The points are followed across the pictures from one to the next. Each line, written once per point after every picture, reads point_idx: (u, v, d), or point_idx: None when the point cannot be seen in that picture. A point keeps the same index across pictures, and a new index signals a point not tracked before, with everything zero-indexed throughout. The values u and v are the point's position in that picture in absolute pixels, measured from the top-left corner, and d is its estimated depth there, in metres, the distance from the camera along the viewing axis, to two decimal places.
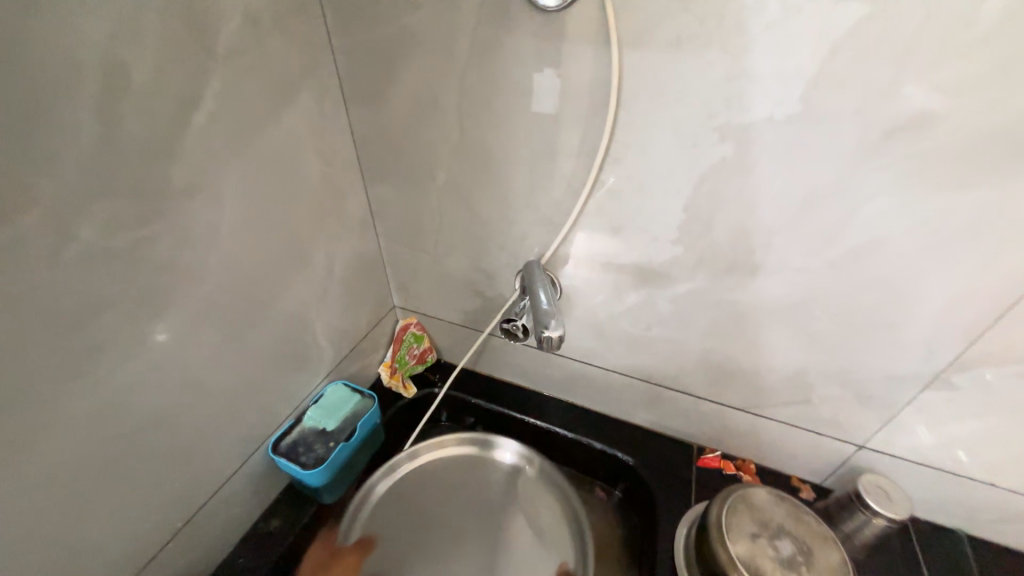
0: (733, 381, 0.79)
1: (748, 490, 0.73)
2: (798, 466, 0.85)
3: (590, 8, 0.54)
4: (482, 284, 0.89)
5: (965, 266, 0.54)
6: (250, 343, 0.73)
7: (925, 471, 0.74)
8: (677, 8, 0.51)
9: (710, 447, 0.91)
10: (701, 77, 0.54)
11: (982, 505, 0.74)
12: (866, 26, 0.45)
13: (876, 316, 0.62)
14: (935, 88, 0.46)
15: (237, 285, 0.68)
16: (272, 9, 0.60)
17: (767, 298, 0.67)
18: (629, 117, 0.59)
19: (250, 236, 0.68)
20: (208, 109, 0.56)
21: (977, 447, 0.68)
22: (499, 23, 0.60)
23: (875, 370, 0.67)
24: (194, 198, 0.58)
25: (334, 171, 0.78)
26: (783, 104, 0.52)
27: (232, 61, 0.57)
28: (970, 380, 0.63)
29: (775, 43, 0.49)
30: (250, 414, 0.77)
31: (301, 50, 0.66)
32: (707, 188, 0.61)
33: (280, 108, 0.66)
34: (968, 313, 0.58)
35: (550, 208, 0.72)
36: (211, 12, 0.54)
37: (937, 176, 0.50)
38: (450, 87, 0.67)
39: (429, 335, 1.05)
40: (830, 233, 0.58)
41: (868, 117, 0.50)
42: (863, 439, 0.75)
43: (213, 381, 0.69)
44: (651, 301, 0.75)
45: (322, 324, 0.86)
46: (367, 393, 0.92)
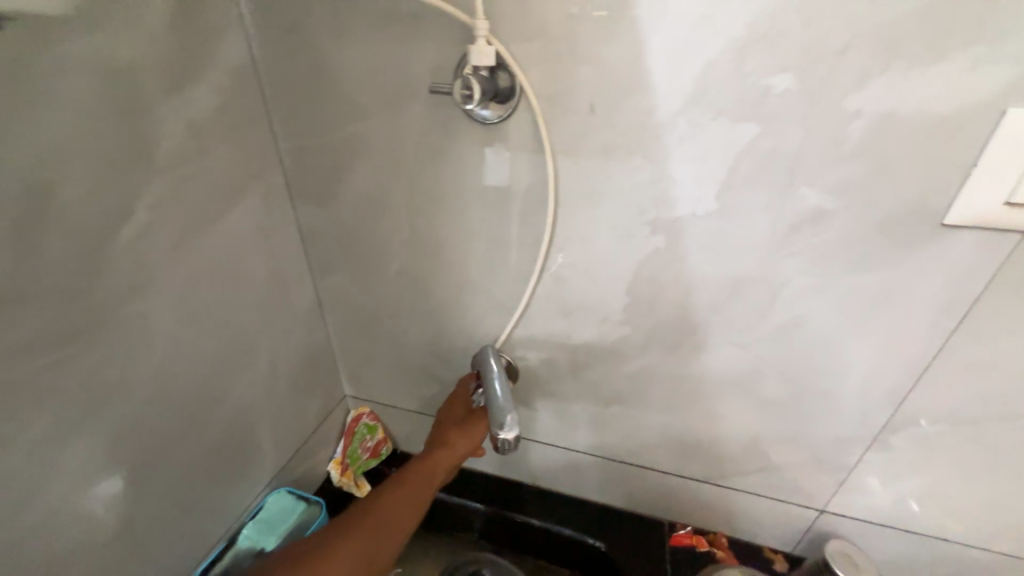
0: (695, 454, 0.79)
1: (722, 572, 0.71)
2: (768, 536, 0.83)
3: (524, 121, 0.60)
4: (438, 370, 0.86)
5: (877, 336, 0.60)
6: (180, 460, 0.66)
7: (885, 530, 0.75)
8: (601, 123, 0.57)
9: (681, 523, 0.87)
10: (629, 179, 0.59)
11: (942, 560, 0.75)
12: (761, 140, 0.53)
13: (814, 383, 0.66)
14: (824, 189, 0.53)
15: (167, 398, 0.62)
16: (216, 121, 0.61)
17: (714, 371, 0.70)
18: (568, 213, 0.64)
19: (184, 343, 0.63)
20: (142, 221, 0.55)
21: (924, 503, 0.71)
22: (443, 132, 0.64)
23: (822, 435, 0.70)
24: (121, 311, 0.54)
25: (281, 266, 0.77)
26: (702, 201, 0.58)
27: (172, 172, 0.57)
28: (905, 439, 0.67)
29: (688, 152, 0.55)
30: (175, 543, 0.67)
31: (247, 155, 0.67)
32: (646, 273, 0.65)
33: (224, 211, 0.65)
34: (890, 377, 0.62)
35: (502, 294, 0.73)
36: (151, 129, 0.54)
37: (841, 260, 0.57)
38: (398, 186, 0.70)
39: (384, 425, 0.99)
40: (760, 310, 0.63)
41: (775, 212, 0.56)
42: (823, 503, 0.76)
43: (130, 511, 0.60)
44: (607, 379, 0.76)
45: (265, 426, 0.80)
46: (315, 499, 0.83)
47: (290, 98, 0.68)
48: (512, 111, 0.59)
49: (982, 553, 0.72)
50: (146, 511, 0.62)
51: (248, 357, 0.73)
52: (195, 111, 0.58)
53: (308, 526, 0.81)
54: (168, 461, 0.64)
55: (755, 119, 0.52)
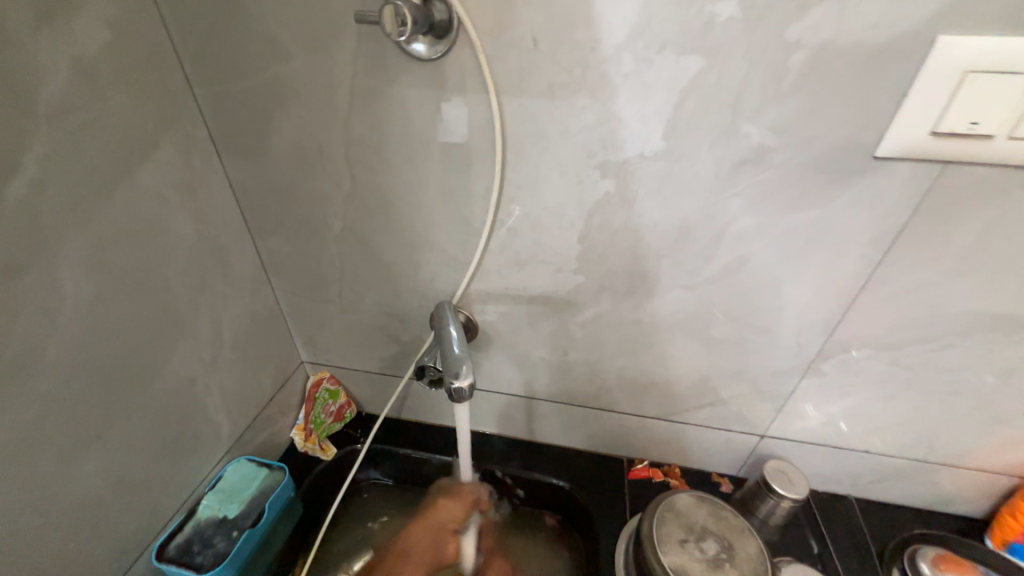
0: (649, 394, 0.83)
1: (673, 497, 0.76)
2: (716, 463, 0.90)
3: (464, 57, 0.56)
4: (396, 329, 0.85)
5: (813, 271, 0.63)
6: (120, 436, 0.62)
7: (817, 449, 0.83)
8: (544, 60, 0.54)
9: (638, 458, 0.93)
10: (576, 121, 0.57)
11: (865, 470, 0.84)
12: (705, 75, 0.52)
13: (756, 320, 0.70)
14: (765, 127, 0.54)
15: (95, 372, 0.58)
16: (110, 60, 0.54)
17: (665, 314, 0.72)
18: (517, 159, 0.61)
19: (107, 314, 0.58)
20: (31, 177, 0.48)
21: (850, 421, 0.78)
22: (377, 72, 0.59)
23: (762, 368, 0.75)
24: (20, 280, 0.49)
25: (213, 228, 0.71)
26: (648, 143, 0.57)
27: (63, 120, 0.50)
28: (836, 365, 0.72)
29: (634, 89, 0.54)
30: (127, 518, 0.66)
31: (156, 102, 0.60)
32: (597, 220, 0.64)
33: (135, 166, 0.59)
34: (823, 309, 0.67)
35: (454, 248, 0.72)
36: (26, 69, 0.47)
37: (780, 199, 0.58)
38: (335, 135, 0.65)
39: (346, 389, 0.97)
40: (707, 252, 0.64)
41: (719, 152, 0.56)
42: (763, 429, 0.83)
43: (69, 490, 0.57)
44: (565, 328, 0.77)
45: (215, 397, 0.77)
46: (276, 465, 0.82)
47: (200, 36, 0.60)
48: (450, 46, 0.55)
49: (898, 460, 0.82)
50: (87, 489, 0.60)
51: (186, 326, 0.69)
52: (81, 48, 0.51)
53: (272, 491, 0.79)
54: (105, 437, 0.61)
55: (699, 52, 0.51)
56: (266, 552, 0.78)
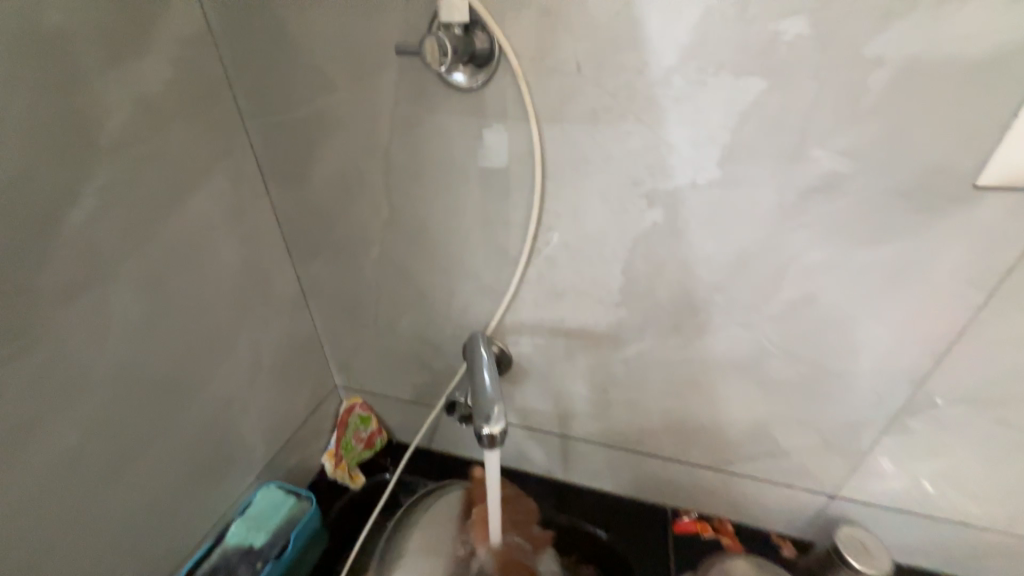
0: (699, 440, 0.75)
1: (727, 562, 0.67)
2: (777, 521, 0.80)
3: (505, 85, 0.54)
4: (429, 358, 0.83)
5: (896, 312, 0.55)
6: (157, 458, 0.63)
7: (900, 516, 0.72)
8: (589, 85, 0.51)
9: (685, 510, 0.84)
10: (621, 147, 0.54)
11: (961, 545, 0.72)
12: (767, 96, 0.47)
13: (826, 365, 0.62)
14: (838, 151, 0.48)
15: (138, 394, 0.59)
16: (170, 96, 0.57)
17: (718, 354, 0.65)
18: (557, 186, 0.59)
19: (153, 337, 0.60)
20: (90, 206, 0.51)
21: (943, 487, 0.67)
22: (418, 101, 0.58)
23: (832, 419, 0.66)
24: (73, 304, 0.51)
25: (257, 253, 0.73)
26: (701, 169, 0.52)
27: (122, 153, 0.53)
28: (924, 421, 0.62)
29: (686, 114, 0.50)
30: (158, 543, 0.65)
31: (210, 134, 0.63)
32: (643, 250, 0.60)
33: (186, 194, 0.61)
34: (909, 356, 0.58)
35: (490, 277, 0.69)
36: (93, 106, 0.50)
37: (856, 231, 0.52)
38: (375, 163, 0.65)
39: (378, 415, 0.96)
40: (767, 288, 0.58)
41: (784, 179, 0.51)
42: (833, 488, 0.73)
43: (105, 511, 0.58)
44: (605, 364, 0.72)
45: (250, 420, 0.77)
46: (305, 494, 0.81)
47: (253, 71, 0.63)
48: (490, 74, 0.54)
49: (1005, 537, 0.69)
50: (121, 511, 0.60)
51: (226, 350, 0.70)
52: (144, 85, 0.54)
53: (298, 521, 0.78)
54: (143, 460, 0.61)
55: (760, 73, 0.46)
56: None
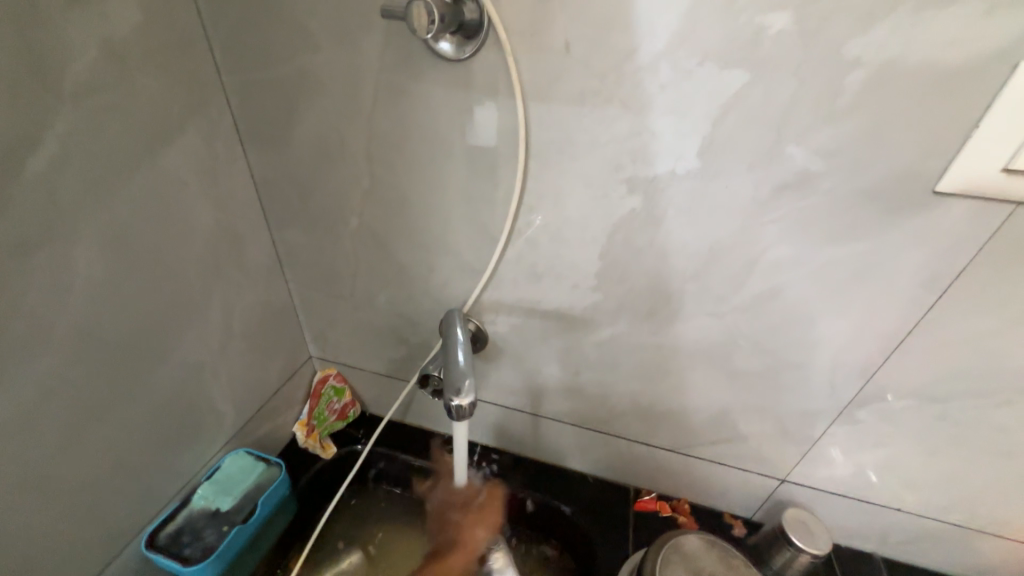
0: (663, 423, 0.78)
1: (681, 537, 0.71)
2: (730, 502, 0.84)
3: (493, 59, 0.54)
4: (405, 332, 0.83)
5: (853, 309, 0.58)
6: (122, 419, 0.62)
7: (843, 500, 0.77)
8: (577, 66, 0.51)
9: (646, 489, 0.88)
10: (605, 131, 0.54)
11: (896, 529, 0.77)
12: (750, 90, 0.48)
13: (787, 357, 0.65)
14: (813, 150, 0.49)
15: (102, 353, 0.58)
16: (140, 45, 0.54)
17: (687, 341, 0.67)
18: (540, 167, 0.59)
19: (119, 296, 0.58)
20: (51, 155, 0.49)
21: (883, 475, 0.72)
22: (404, 70, 0.57)
23: (789, 408, 0.69)
24: (32, 257, 0.49)
25: (232, 217, 0.71)
26: (682, 159, 0.53)
27: (87, 102, 0.51)
28: (872, 413, 0.66)
29: (671, 102, 0.50)
30: (122, 504, 0.65)
31: (184, 89, 0.60)
32: (621, 236, 0.61)
33: (158, 151, 0.59)
34: (863, 352, 0.61)
35: (470, 255, 0.69)
36: (56, 50, 0.47)
37: (823, 229, 0.54)
38: (357, 132, 0.63)
39: (352, 387, 0.96)
40: (736, 280, 0.60)
41: (759, 174, 0.52)
42: (785, 473, 0.77)
43: (66, 470, 0.57)
44: (578, 347, 0.74)
45: (220, 386, 0.76)
46: (274, 460, 0.81)
47: (232, 24, 0.60)
48: (478, 46, 0.53)
49: (935, 523, 0.74)
50: (84, 471, 0.59)
51: (197, 314, 0.69)
52: (112, 31, 0.51)
53: (267, 487, 0.78)
54: (107, 420, 0.60)
55: (744, 65, 0.47)
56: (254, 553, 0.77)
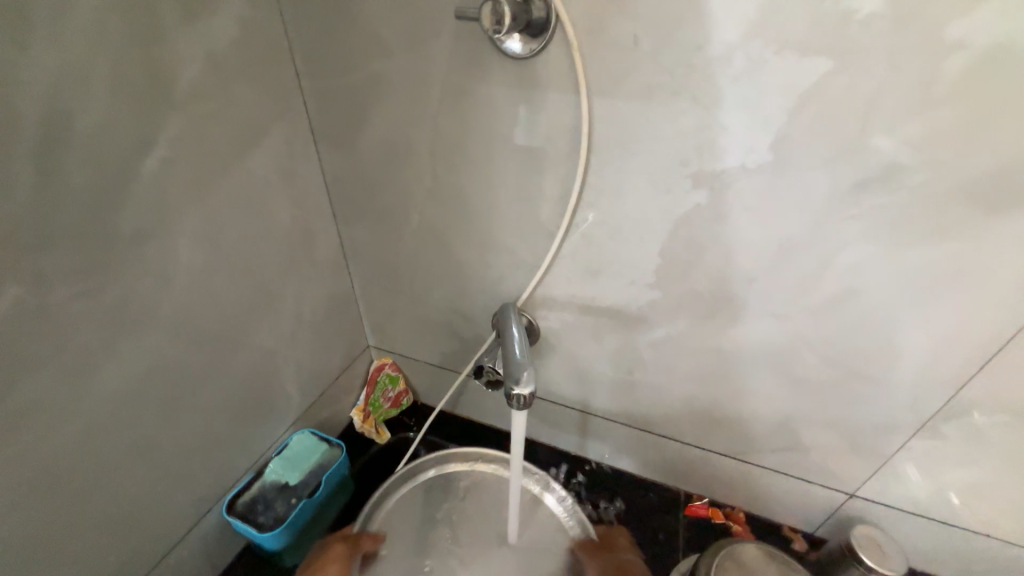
0: (720, 428, 0.75)
1: (738, 545, 0.68)
2: (790, 515, 0.80)
3: (560, 56, 0.54)
4: (459, 326, 0.85)
5: (942, 315, 0.54)
6: (209, 395, 0.68)
7: (920, 522, 0.71)
8: (645, 60, 0.51)
9: (698, 494, 0.86)
10: (671, 126, 0.53)
11: (980, 557, 0.71)
12: (834, 80, 0.45)
13: (862, 364, 0.61)
14: (903, 142, 0.46)
15: (196, 334, 0.64)
16: (236, 54, 0.59)
17: (749, 344, 0.65)
18: (602, 163, 0.59)
19: (211, 282, 0.64)
20: (162, 155, 0.54)
21: (970, 497, 0.66)
22: (470, 70, 0.59)
23: (862, 419, 0.65)
24: (145, 246, 0.55)
25: (306, 212, 0.76)
26: (753, 153, 0.51)
27: (192, 107, 0.56)
28: (958, 429, 0.61)
29: (743, 94, 0.49)
30: (206, 472, 0.72)
31: (269, 93, 0.65)
32: (683, 233, 0.59)
33: (247, 151, 0.64)
34: (952, 362, 0.56)
35: (525, 251, 0.70)
36: (169, 60, 0.53)
37: (909, 227, 0.50)
38: (424, 131, 0.66)
39: (406, 377, 1.00)
40: (807, 281, 0.57)
41: (839, 168, 0.49)
42: (854, 488, 0.72)
43: (164, 437, 0.64)
44: (632, 345, 0.73)
45: (290, 370, 0.82)
46: (336, 441, 0.85)
47: (313, 32, 0.64)
48: (546, 44, 0.54)
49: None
50: (178, 439, 0.66)
51: (273, 301, 0.75)
52: (214, 42, 0.56)
53: (330, 465, 0.83)
54: (198, 394, 0.67)
55: (828, 53, 0.45)
56: (317, 523, 0.82)
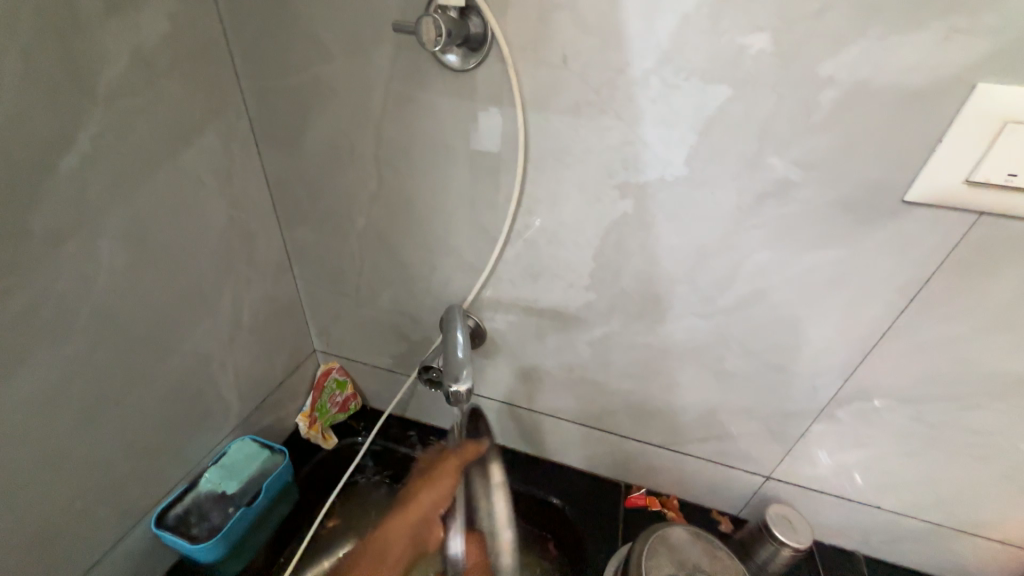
0: (653, 420, 0.81)
1: (668, 529, 0.74)
2: (718, 499, 0.87)
3: (496, 70, 0.57)
4: (407, 328, 0.86)
5: (832, 313, 0.61)
6: (136, 402, 0.65)
7: (826, 498, 0.79)
8: (573, 78, 0.55)
9: (636, 485, 0.91)
10: (600, 140, 0.58)
11: (876, 528, 0.80)
12: (734, 104, 0.51)
13: (772, 357, 0.68)
14: (793, 161, 0.53)
15: (120, 339, 0.61)
16: (167, 51, 0.58)
17: (674, 341, 0.71)
18: (538, 172, 0.62)
19: (137, 285, 0.62)
20: (83, 153, 0.52)
21: (864, 473, 0.74)
22: (412, 79, 0.61)
23: (774, 408, 0.72)
24: (62, 247, 0.53)
25: (245, 214, 0.74)
26: (671, 167, 0.57)
27: (117, 104, 0.54)
28: (851, 413, 0.69)
29: (660, 114, 0.54)
30: (133, 486, 0.68)
31: (205, 92, 0.64)
32: (614, 239, 0.64)
33: (179, 150, 0.62)
34: (843, 353, 0.64)
35: (470, 254, 0.73)
36: (92, 55, 0.51)
37: (802, 235, 0.57)
38: (367, 136, 0.67)
39: (354, 380, 0.99)
40: (722, 283, 0.63)
41: (743, 182, 0.55)
42: (769, 470, 0.80)
43: (83, 449, 0.60)
44: (572, 344, 0.77)
45: (228, 375, 0.79)
46: (279, 448, 0.84)
47: (251, 33, 0.64)
48: (483, 59, 0.57)
49: (914, 522, 0.77)
50: (99, 451, 0.62)
51: (209, 304, 0.72)
52: (143, 39, 0.55)
53: (270, 472, 0.81)
54: (123, 401, 0.64)
55: (729, 82, 0.50)
56: (256, 533, 0.80)
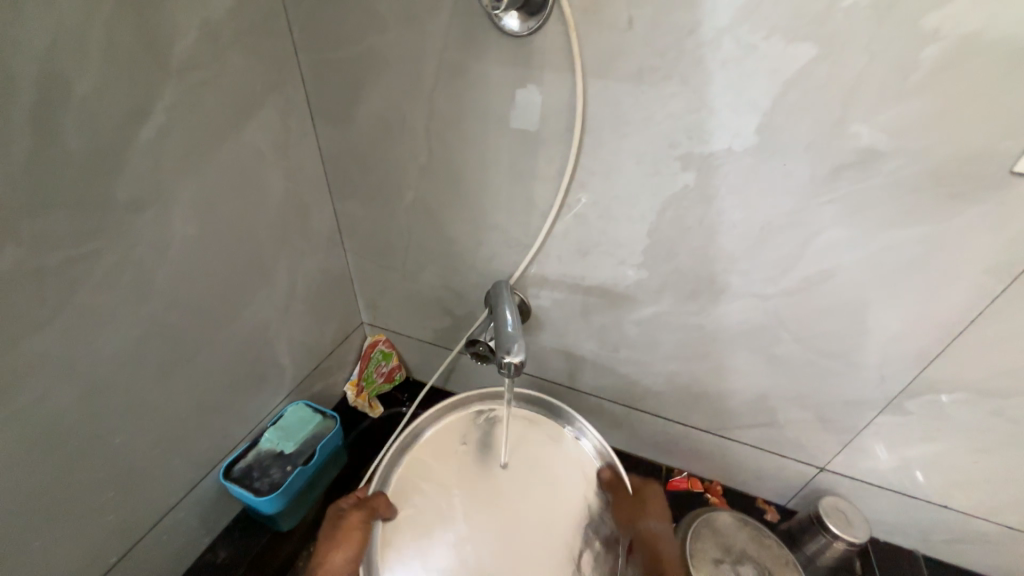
0: (700, 404, 0.79)
1: (711, 513, 0.73)
2: (764, 487, 0.85)
3: (554, 35, 0.55)
4: (452, 303, 0.87)
5: (911, 297, 0.57)
6: (205, 362, 0.70)
7: (885, 494, 0.75)
8: (637, 41, 0.52)
9: (678, 469, 0.90)
10: (662, 107, 0.55)
11: (939, 528, 0.75)
12: (816, 66, 0.47)
13: (837, 343, 0.64)
14: (879, 129, 0.48)
15: (191, 303, 0.65)
16: (232, 23, 0.59)
17: (729, 322, 0.68)
18: (593, 144, 0.60)
19: (206, 253, 0.65)
20: (159, 124, 0.55)
21: (931, 470, 0.70)
22: (467, 47, 0.60)
23: (834, 396, 0.69)
24: (143, 214, 0.56)
25: (300, 186, 0.77)
26: (739, 136, 0.53)
27: (188, 76, 0.56)
28: (922, 405, 0.64)
29: (731, 78, 0.51)
30: (202, 440, 0.74)
31: (266, 65, 0.65)
32: (670, 215, 0.62)
33: (243, 123, 0.64)
34: (920, 340, 0.59)
35: (518, 229, 0.72)
36: (165, 28, 0.53)
37: (883, 211, 0.53)
38: (419, 107, 0.67)
39: (398, 353, 1.02)
40: (787, 262, 0.60)
41: (820, 152, 0.51)
42: (824, 462, 0.76)
43: (161, 403, 0.65)
44: (619, 323, 0.75)
45: (284, 342, 0.83)
46: (330, 414, 0.88)
47: (309, 3, 0.64)
48: (542, 23, 0.55)
49: (984, 525, 0.72)
50: (174, 405, 0.67)
51: (268, 274, 0.76)
52: (211, 11, 0.57)
53: (323, 436, 0.86)
54: (195, 361, 0.68)
55: (812, 40, 0.46)
56: (311, 492, 0.85)
